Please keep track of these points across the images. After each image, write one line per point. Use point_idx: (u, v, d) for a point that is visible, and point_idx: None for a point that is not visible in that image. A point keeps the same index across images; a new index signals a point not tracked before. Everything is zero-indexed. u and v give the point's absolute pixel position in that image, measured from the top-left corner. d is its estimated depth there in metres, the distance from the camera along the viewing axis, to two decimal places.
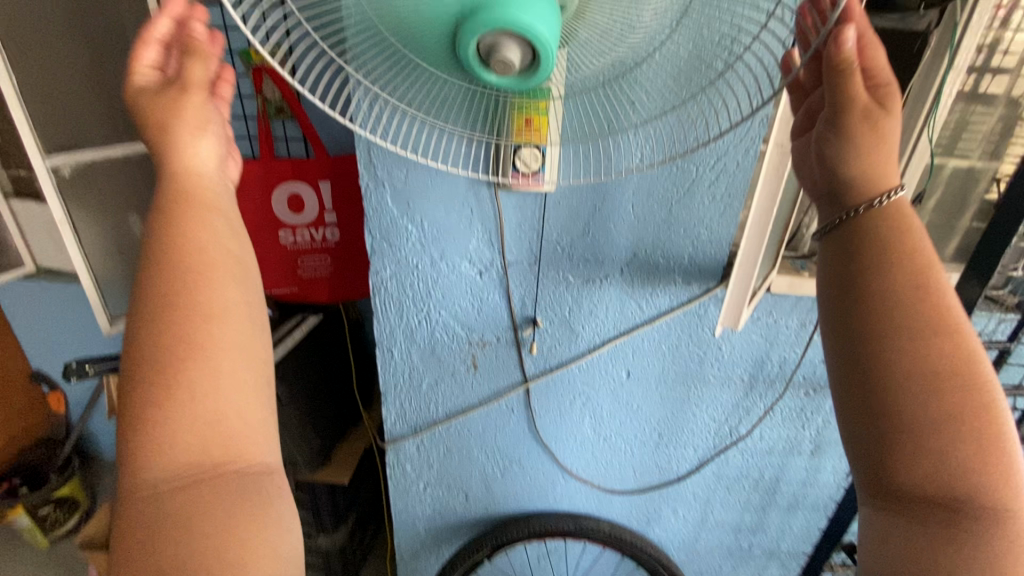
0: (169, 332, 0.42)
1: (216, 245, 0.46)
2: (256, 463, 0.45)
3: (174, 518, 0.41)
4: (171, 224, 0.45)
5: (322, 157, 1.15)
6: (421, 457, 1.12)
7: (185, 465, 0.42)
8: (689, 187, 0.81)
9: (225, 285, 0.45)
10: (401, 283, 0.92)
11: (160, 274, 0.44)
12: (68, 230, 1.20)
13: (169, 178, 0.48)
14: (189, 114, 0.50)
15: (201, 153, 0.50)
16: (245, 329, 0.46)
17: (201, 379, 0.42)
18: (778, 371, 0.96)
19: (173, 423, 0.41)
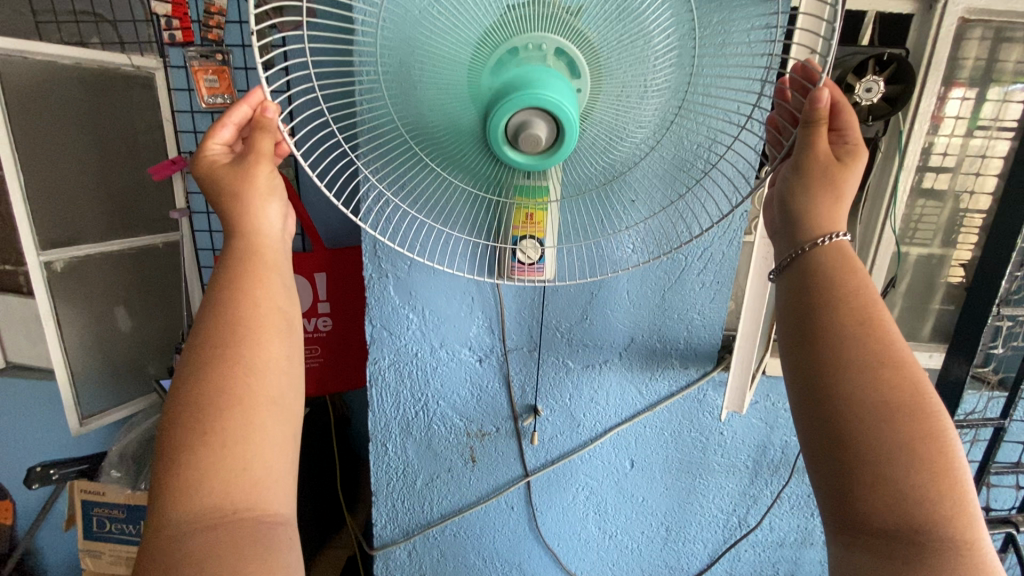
0: (211, 382, 0.45)
1: (268, 303, 0.50)
2: (274, 512, 0.46)
3: (190, 560, 0.41)
4: (234, 281, 0.49)
5: (320, 250, 1.17)
6: (413, 565, 1.04)
7: (207, 510, 0.42)
8: (681, 274, 0.85)
9: (269, 340, 0.48)
10: (399, 372, 0.91)
11: (218, 325, 0.47)
12: (52, 324, 1.17)
13: (238, 236, 0.52)
14: (260, 182, 0.53)
15: (270, 217, 0.54)
16: (281, 385, 0.48)
17: (234, 427, 0.44)
18: (782, 456, 0.95)
19: (201, 467, 0.43)
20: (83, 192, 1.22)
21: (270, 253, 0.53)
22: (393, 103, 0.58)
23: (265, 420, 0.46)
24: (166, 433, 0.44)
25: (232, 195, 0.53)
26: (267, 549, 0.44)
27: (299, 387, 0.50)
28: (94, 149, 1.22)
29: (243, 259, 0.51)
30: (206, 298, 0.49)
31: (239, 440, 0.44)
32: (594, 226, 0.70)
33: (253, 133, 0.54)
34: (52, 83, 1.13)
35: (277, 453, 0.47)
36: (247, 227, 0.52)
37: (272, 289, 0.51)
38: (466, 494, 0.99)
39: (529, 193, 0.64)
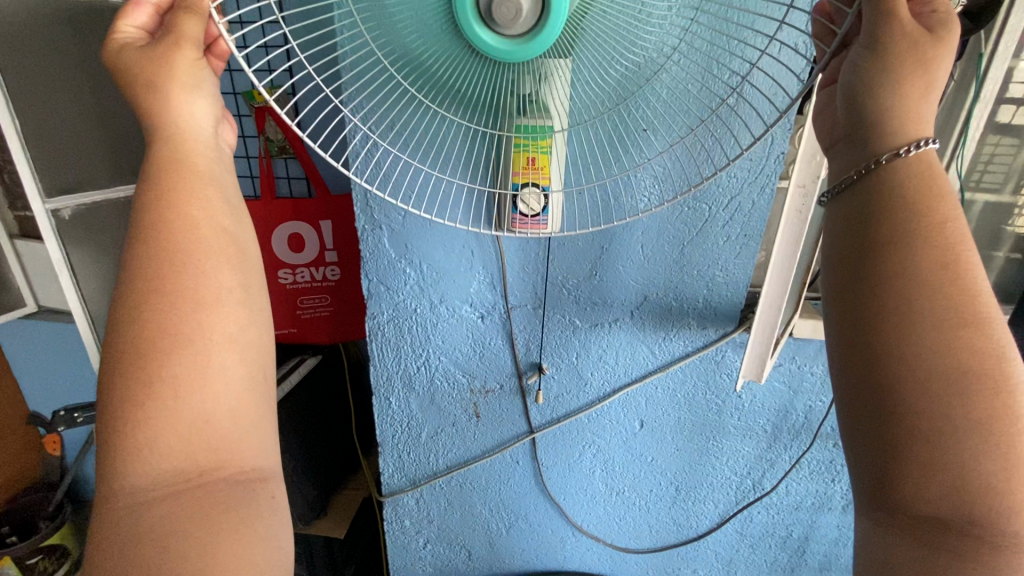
0: (152, 322, 0.41)
1: (209, 223, 0.45)
2: (249, 468, 0.43)
3: (154, 530, 0.39)
4: (158, 193, 0.44)
5: (325, 194, 1.12)
6: (421, 511, 1.05)
7: (170, 472, 0.40)
8: (702, 227, 0.76)
9: (217, 269, 0.44)
10: (399, 327, 0.88)
11: (153, 255, 0.42)
12: (67, 272, 1.15)
13: (160, 143, 0.46)
14: (180, 71, 0.46)
15: (195, 114, 0.48)
16: (239, 318, 0.44)
17: (186, 375, 0.40)
18: (804, 422, 0.89)
19: (155, 422, 0.39)
20: (81, 135, 1.18)
21: (198, 154, 0.47)
22: (371, 32, 0.50)
23: (223, 359, 0.42)
24: (107, 386, 0.40)
25: (145, 83, 0.46)
26: (239, 515, 0.42)
27: (262, 316, 0.46)
28: (87, 88, 1.17)
29: (169, 169, 0.45)
30: (131, 221, 0.43)
31: (195, 389, 0.40)
32: (610, 149, 0.62)
33: (175, 14, 0.46)
34: (35, 23, 1.07)
35: (244, 405, 0.43)
36: (165, 125, 0.46)
37: (204, 199, 0.45)
38: (472, 446, 0.97)
39: (531, 131, 0.55)
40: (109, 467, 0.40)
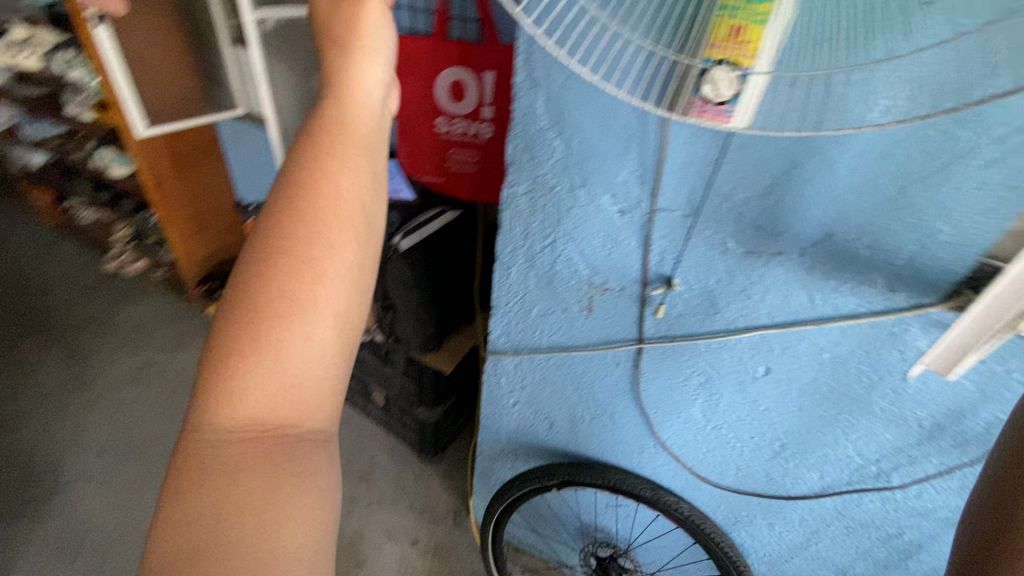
0: (272, 284, 0.43)
1: (352, 195, 0.47)
2: (313, 430, 0.46)
3: (222, 468, 0.43)
4: (315, 157, 0.47)
5: (494, 43, 1.04)
6: (517, 376, 1.11)
7: (251, 421, 0.43)
8: (950, 162, 0.56)
9: (342, 240, 0.45)
10: (533, 202, 0.84)
11: (296, 211, 0.45)
12: (264, 77, 1.28)
13: (334, 105, 0.50)
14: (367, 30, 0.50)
15: (369, 84, 0.51)
16: (347, 298, 0.45)
17: (291, 337, 0.43)
18: (979, 434, 0.71)
19: (251, 376, 0.43)
20: None
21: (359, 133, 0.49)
22: None
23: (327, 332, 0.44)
24: (218, 326, 0.44)
25: (335, 45, 0.50)
26: (295, 475, 0.44)
27: (367, 297, 0.47)
28: None
29: (333, 132, 0.48)
30: (285, 179, 0.47)
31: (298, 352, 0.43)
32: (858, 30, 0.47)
33: None
34: None
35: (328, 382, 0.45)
36: (342, 89, 0.50)
37: (356, 173, 0.48)
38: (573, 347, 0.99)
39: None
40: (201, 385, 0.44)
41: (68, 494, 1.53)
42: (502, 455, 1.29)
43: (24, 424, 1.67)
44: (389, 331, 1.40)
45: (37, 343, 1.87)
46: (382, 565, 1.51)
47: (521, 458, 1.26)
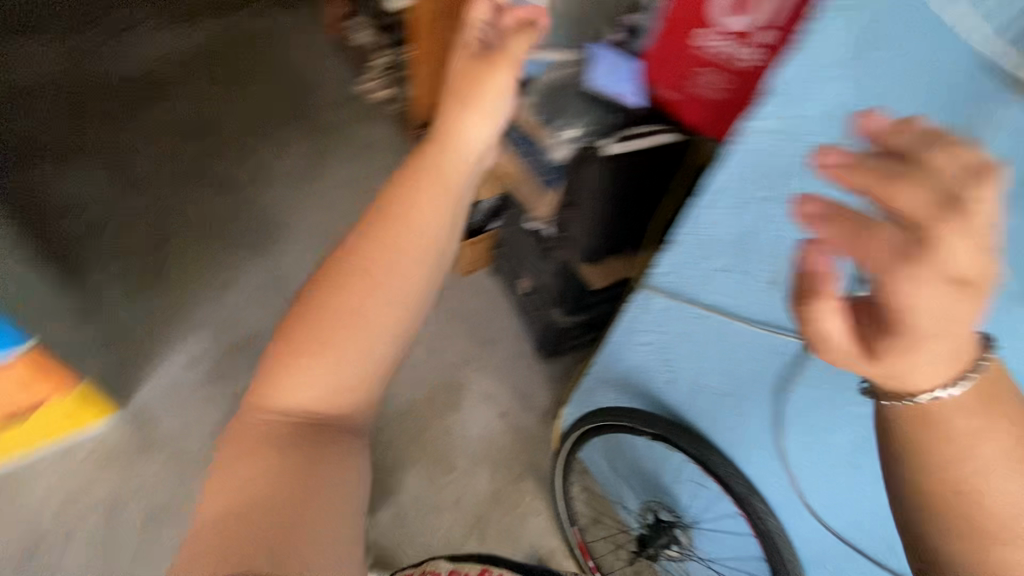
0: (347, 290, 0.66)
1: (428, 232, 0.67)
2: (340, 413, 0.69)
3: (254, 462, 0.66)
4: (402, 203, 0.67)
5: None
6: (660, 318, 1.08)
7: (297, 401, 0.67)
8: None
9: (407, 268, 0.66)
10: (770, 146, 0.81)
11: (378, 238, 0.66)
12: None
13: (442, 145, 0.70)
14: (489, 87, 0.71)
15: (473, 134, 0.71)
16: (393, 312, 0.67)
17: (351, 321, 0.65)
18: None
19: (313, 352, 0.65)
20: None
21: (442, 189, 0.69)
22: None
23: (361, 357, 0.67)
24: (299, 309, 0.67)
25: (456, 92, 0.72)
26: (323, 469, 0.67)
27: (408, 313, 0.68)
28: None
29: (428, 165, 0.69)
30: (378, 212, 0.68)
31: (349, 331, 0.65)
32: None
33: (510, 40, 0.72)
34: None
35: (358, 365, 0.67)
36: (450, 132, 0.71)
37: (434, 205, 0.68)
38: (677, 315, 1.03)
39: None
40: (269, 362, 0.68)
41: (282, 254, 1.96)
42: (610, 382, 1.30)
43: (274, 189, 2.12)
44: (562, 233, 1.44)
45: (297, 130, 2.27)
46: (473, 419, 1.71)
47: (627, 394, 1.27)
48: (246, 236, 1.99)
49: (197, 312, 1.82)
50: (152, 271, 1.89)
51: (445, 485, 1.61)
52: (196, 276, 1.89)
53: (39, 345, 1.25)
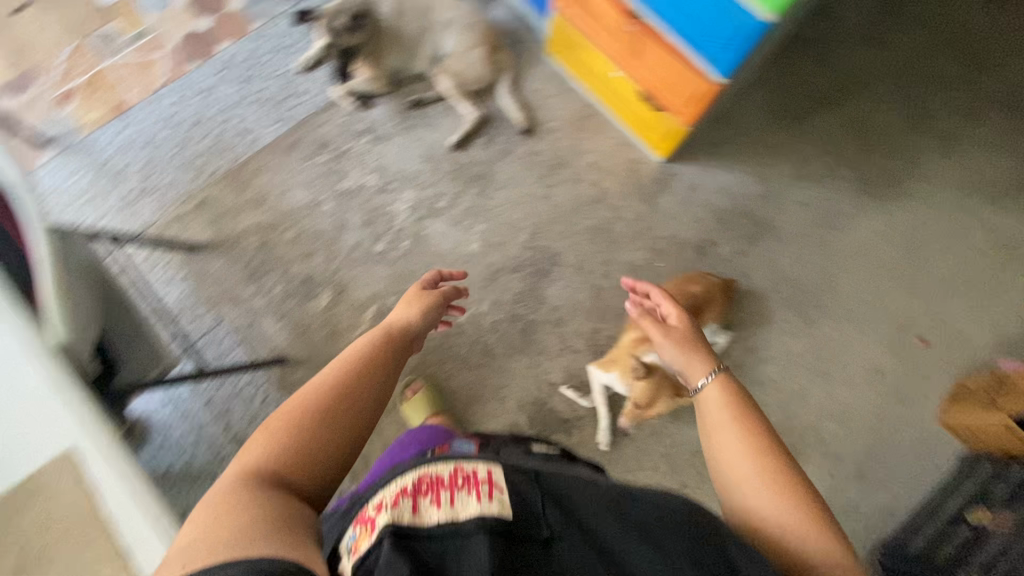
0: (324, 392, 0.75)
1: (390, 350, 0.86)
2: (313, 478, 0.68)
3: (233, 509, 0.58)
4: (371, 347, 0.84)
5: None
6: None
7: (281, 459, 0.67)
8: None
9: (379, 374, 0.81)
10: None
11: (350, 362, 0.80)
12: None
13: (401, 330, 0.94)
14: (419, 307, 1.01)
15: (409, 323, 0.97)
16: (366, 398, 0.77)
17: (345, 394, 0.75)
18: None
19: (299, 422, 0.70)
20: None
21: (394, 348, 0.87)
22: None
23: (352, 422, 0.74)
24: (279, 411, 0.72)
25: (409, 302, 1.02)
26: (293, 511, 0.62)
27: (376, 404, 0.78)
28: None
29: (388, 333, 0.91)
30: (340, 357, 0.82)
31: (326, 425, 0.71)
32: None
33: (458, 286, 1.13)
34: None
35: (340, 444, 0.72)
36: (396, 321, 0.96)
37: (392, 338, 0.89)
38: None
39: None
40: (253, 440, 0.69)
41: (866, 214, 1.80)
42: None
43: (942, 173, 1.83)
44: None
45: None
46: None
47: None
48: (873, 173, 1.83)
49: (771, 171, 1.82)
50: (791, 117, 1.87)
51: (698, 468, 1.55)
52: (805, 152, 1.84)
53: (720, 86, 1.36)
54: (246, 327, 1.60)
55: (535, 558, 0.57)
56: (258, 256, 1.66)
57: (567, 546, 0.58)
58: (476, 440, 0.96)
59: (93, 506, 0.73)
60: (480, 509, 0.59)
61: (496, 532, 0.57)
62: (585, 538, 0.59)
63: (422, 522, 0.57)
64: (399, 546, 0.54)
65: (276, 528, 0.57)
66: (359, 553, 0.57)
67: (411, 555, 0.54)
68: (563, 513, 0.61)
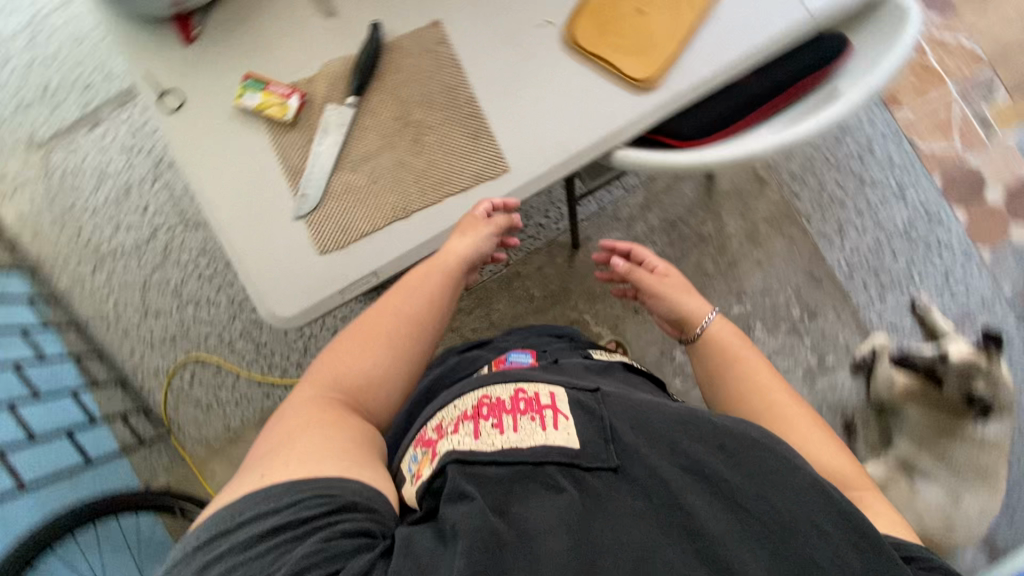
0: (374, 318, 0.71)
1: (451, 262, 0.76)
2: (378, 409, 0.66)
3: (287, 436, 0.55)
4: (419, 272, 0.76)
5: None
6: None
7: (338, 385, 0.64)
8: None
9: (433, 295, 0.74)
10: None
11: (399, 287, 0.75)
12: None
13: (446, 244, 0.77)
14: (469, 229, 0.76)
15: (462, 247, 0.76)
16: (422, 328, 0.72)
17: (403, 313, 0.72)
18: None
19: (347, 354, 0.67)
20: None
21: (453, 275, 0.77)
22: None
23: (417, 358, 0.70)
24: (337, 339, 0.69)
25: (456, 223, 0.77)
26: (361, 430, 0.60)
27: (434, 330, 0.74)
28: None
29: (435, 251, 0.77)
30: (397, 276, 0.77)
31: (381, 348, 0.68)
32: None
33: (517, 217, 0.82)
34: None
35: (398, 364, 0.69)
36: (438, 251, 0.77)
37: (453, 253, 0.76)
38: None
39: None
40: (317, 369, 0.66)
41: None
42: None
43: None
44: None
45: None
46: None
47: None
48: None
49: None
50: None
51: None
52: None
53: None
54: (614, 215, 1.58)
55: (604, 485, 0.51)
56: (690, 231, 1.57)
57: (631, 468, 0.51)
58: (530, 349, 0.84)
59: (454, 189, 0.78)
60: (556, 437, 0.54)
61: (565, 464, 0.52)
62: (648, 456, 0.52)
63: (483, 446, 0.53)
64: (466, 476, 0.51)
65: (350, 445, 0.56)
66: (421, 478, 0.55)
67: (488, 488, 0.50)
68: (614, 429, 0.54)
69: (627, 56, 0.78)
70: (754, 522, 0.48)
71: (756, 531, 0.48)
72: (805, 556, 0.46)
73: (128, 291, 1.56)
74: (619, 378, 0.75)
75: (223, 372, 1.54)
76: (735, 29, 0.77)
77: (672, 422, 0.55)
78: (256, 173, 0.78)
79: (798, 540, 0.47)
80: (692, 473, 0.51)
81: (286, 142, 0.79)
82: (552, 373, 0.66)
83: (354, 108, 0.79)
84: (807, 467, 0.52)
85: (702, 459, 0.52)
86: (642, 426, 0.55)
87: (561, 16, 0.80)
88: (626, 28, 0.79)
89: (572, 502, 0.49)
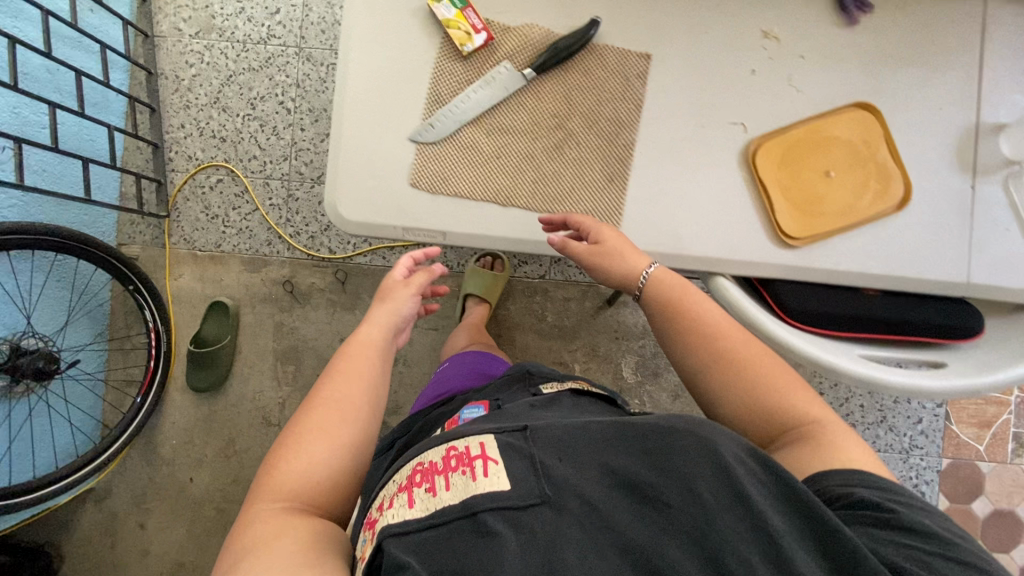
0: (314, 408, 0.65)
1: (381, 334, 0.73)
2: (334, 501, 0.62)
3: (240, 559, 0.52)
4: (354, 352, 0.71)
5: None
6: None
7: (286, 492, 0.59)
8: None
9: (365, 370, 0.70)
10: None
11: (335, 370, 0.69)
12: None
13: (378, 312, 0.75)
14: (389, 302, 0.76)
15: (394, 317, 0.75)
16: (361, 405, 0.67)
17: (342, 397, 0.66)
18: None
19: (290, 452, 0.62)
20: None
21: (383, 344, 0.73)
22: None
23: (350, 431, 0.64)
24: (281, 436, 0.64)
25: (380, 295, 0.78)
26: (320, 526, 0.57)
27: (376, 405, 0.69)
28: None
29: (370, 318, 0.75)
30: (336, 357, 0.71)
31: (325, 439, 0.63)
32: None
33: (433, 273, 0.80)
34: None
35: (348, 448, 0.64)
36: (367, 323, 0.74)
37: (388, 319, 0.75)
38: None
39: None
40: (264, 479, 0.60)
41: None
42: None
43: None
44: None
45: None
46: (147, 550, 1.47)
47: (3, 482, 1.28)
48: None
49: None
50: None
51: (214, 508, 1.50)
52: None
53: None
54: None
55: (536, 520, 0.48)
56: None
57: (561, 498, 0.50)
58: (477, 402, 0.84)
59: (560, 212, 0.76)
60: (484, 486, 0.51)
61: (498, 508, 0.49)
62: (577, 482, 0.51)
63: (418, 515, 0.50)
64: (402, 548, 0.47)
65: (308, 547, 0.53)
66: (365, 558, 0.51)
67: (426, 556, 0.47)
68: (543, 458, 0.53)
69: (790, 214, 0.74)
70: (680, 519, 0.48)
71: (684, 527, 0.47)
72: (731, 531, 0.46)
73: (212, 73, 1.53)
74: (565, 408, 0.72)
75: (245, 196, 1.53)
76: (891, 247, 0.75)
77: (593, 441, 0.54)
78: (401, 78, 0.75)
79: (721, 521, 0.47)
80: (620, 488, 0.51)
81: (446, 67, 0.76)
82: (491, 422, 0.64)
83: (525, 82, 0.76)
84: (727, 446, 0.51)
85: (626, 468, 0.51)
86: (570, 454, 0.53)
87: (759, 130, 0.76)
88: (807, 190, 0.75)
89: (507, 548, 0.46)
